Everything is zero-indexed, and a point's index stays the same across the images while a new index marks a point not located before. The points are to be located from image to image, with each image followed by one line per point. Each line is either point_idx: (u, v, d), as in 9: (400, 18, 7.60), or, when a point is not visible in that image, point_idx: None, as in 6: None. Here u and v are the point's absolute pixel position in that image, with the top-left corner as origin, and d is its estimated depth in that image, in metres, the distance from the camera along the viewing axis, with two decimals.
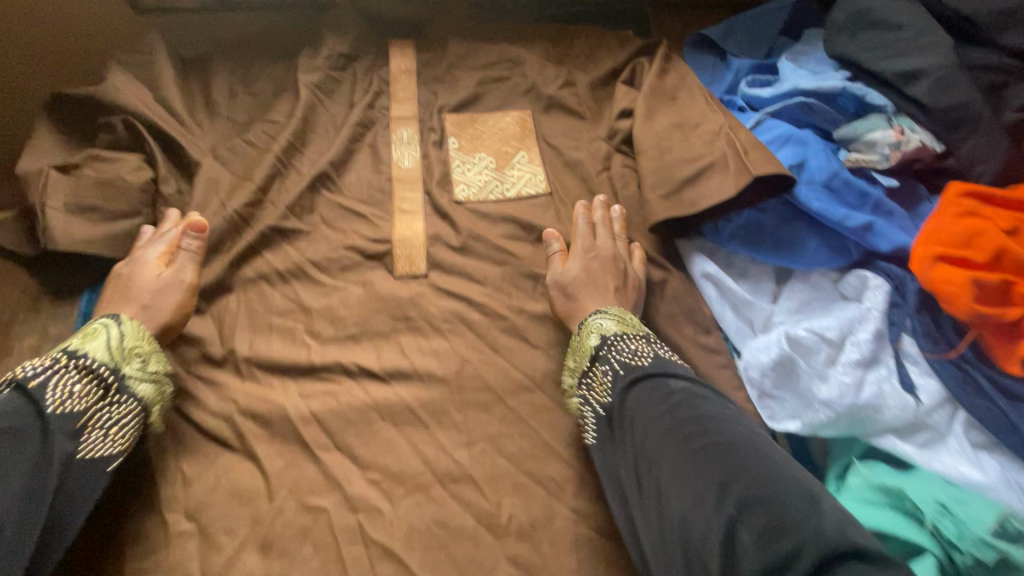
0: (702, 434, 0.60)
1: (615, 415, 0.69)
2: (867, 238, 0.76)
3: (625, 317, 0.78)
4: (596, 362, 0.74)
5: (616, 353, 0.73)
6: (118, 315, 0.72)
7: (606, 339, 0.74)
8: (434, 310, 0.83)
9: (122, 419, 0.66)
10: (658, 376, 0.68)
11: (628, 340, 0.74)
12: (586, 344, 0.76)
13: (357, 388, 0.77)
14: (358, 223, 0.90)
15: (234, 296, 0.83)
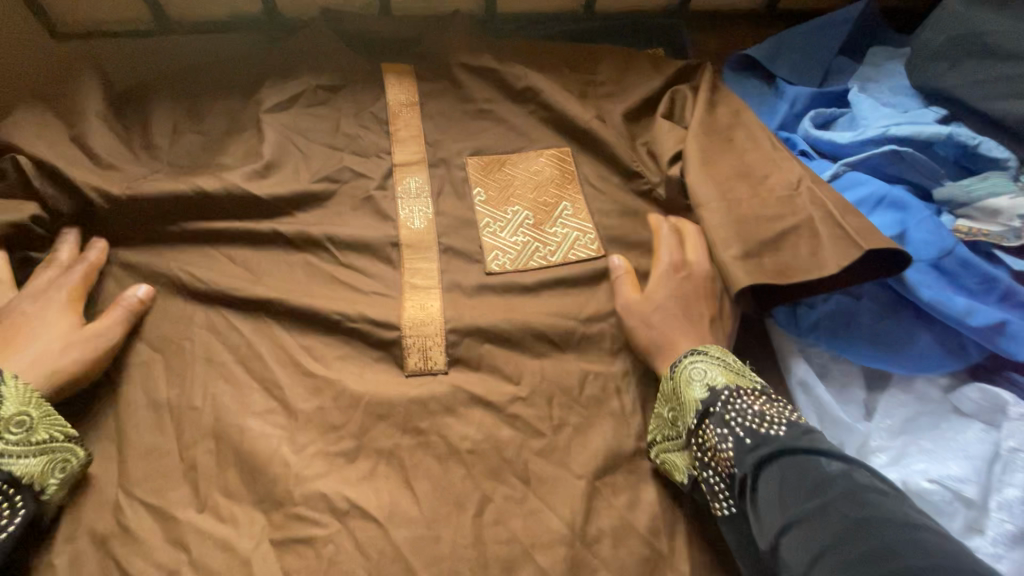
0: (875, 531, 0.46)
1: (741, 491, 0.54)
2: (996, 341, 0.58)
3: (728, 360, 0.63)
4: (707, 421, 0.59)
5: (742, 415, 0.57)
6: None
7: (718, 395, 0.59)
8: (437, 426, 0.62)
9: (6, 507, 0.51)
10: (810, 450, 0.53)
11: (745, 396, 0.59)
12: (691, 402, 0.60)
13: (332, 549, 0.55)
14: (336, 300, 0.68)
15: (163, 408, 0.62)
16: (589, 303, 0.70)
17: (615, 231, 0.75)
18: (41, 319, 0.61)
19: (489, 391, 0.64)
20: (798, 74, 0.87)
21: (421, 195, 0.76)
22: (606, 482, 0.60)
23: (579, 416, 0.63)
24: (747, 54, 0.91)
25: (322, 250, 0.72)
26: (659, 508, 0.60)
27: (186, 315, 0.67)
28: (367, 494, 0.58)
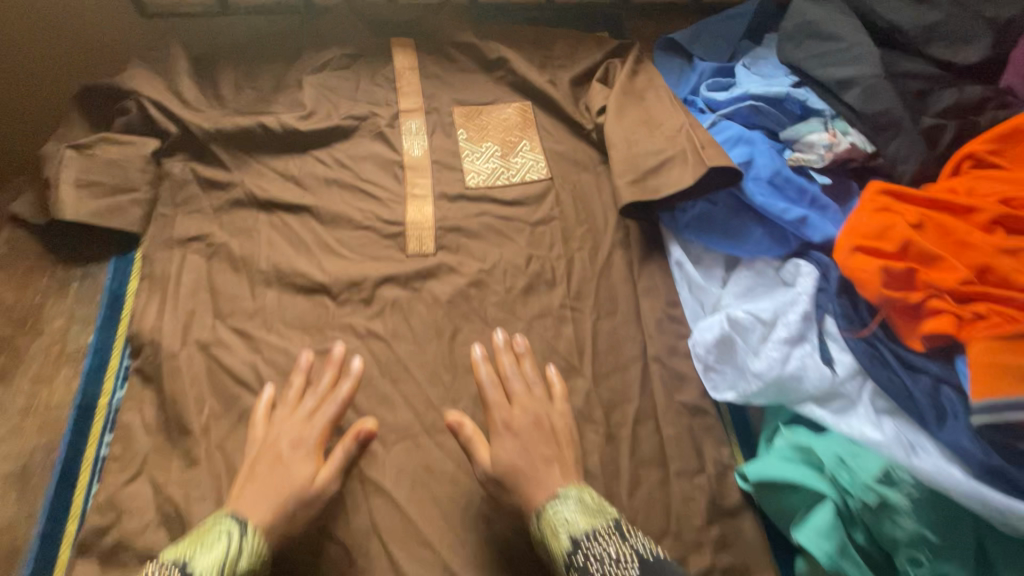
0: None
1: None
2: (802, 229, 0.85)
3: (591, 499, 0.69)
4: (575, 559, 0.64)
5: (599, 561, 0.63)
6: (242, 515, 0.65)
7: (579, 541, 0.65)
8: (426, 282, 0.89)
9: None
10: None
11: (603, 537, 0.65)
12: (560, 540, 0.65)
13: (362, 349, 0.83)
14: (360, 203, 0.97)
15: (239, 267, 0.88)
16: (538, 210, 0.98)
17: (559, 165, 1.03)
18: (287, 469, 0.69)
19: (463, 264, 0.92)
20: (710, 53, 1.14)
21: (418, 134, 1.04)
22: (539, 320, 0.88)
23: (523, 282, 0.91)
24: (672, 38, 1.17)
25: (345, 171, 0.99)
26: (575, 339, 0.87)
27: (248, 211, 0.93)
28: (376, 325, 0.85)
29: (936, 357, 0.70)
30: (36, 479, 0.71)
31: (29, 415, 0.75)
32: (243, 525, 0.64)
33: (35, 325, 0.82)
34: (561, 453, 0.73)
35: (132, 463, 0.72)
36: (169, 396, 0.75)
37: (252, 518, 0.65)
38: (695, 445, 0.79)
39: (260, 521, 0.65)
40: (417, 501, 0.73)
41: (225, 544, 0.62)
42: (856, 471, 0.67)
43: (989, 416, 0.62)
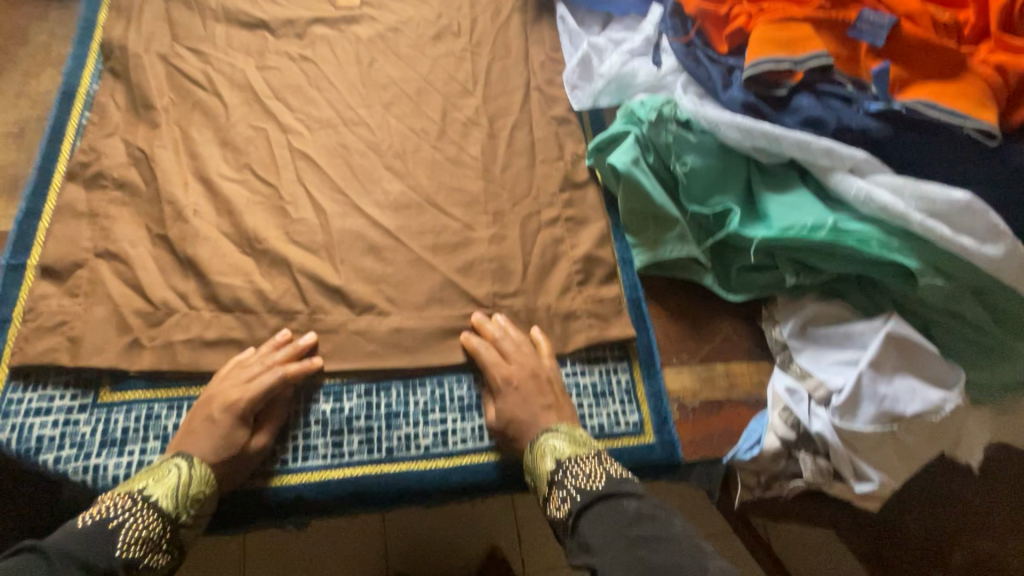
0: (655, 533, 0.60)
1: (572, 522, 0.65)
2: None
3: (578, 435, 0.73)
4: (553, 487, 0.68)
5: (571, 477, 0.67)
6: (191, 455, 0.67)
7: (562, 464, 0.69)
8: (351, 27, 1.07)
9: (143, 531, 0.60)
10: (599, 501, 0.64)
11: (583, 463, 0.69)
12: (540, 476, 0.70)
13: (295, 68, 1.02)
14: None
15: (193, 5, 1.05)
16: None
17: None
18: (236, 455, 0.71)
19: (384, 17, 1.09)
20: None
21: None
22: (444, 59, 1.07)
23: (433, 31, 1.09)
24: None
25: None
26: (472, 73, 1.06)
27: None
28: (307, 52, 1.04)
29: (734, 54, 0.91)
30: (31, 137, 0.91)
31: (22, 96, 0.94)
32: (193, 466, 0.66)
33: (23, 39, 0.99)
34: (557, 399, 0.77)
35: (107, 126, 0.91)
36: (136, 85, 0.94)
37: (199, 450, 0.68)
38: (558, 142, 1.00)
39: (202, 453, 0.68)
40: (333, 164, 0.94)
41: (177, 475, 0.65)
42: (649, 100, 0.87)
43: (753, 69, 0.83)
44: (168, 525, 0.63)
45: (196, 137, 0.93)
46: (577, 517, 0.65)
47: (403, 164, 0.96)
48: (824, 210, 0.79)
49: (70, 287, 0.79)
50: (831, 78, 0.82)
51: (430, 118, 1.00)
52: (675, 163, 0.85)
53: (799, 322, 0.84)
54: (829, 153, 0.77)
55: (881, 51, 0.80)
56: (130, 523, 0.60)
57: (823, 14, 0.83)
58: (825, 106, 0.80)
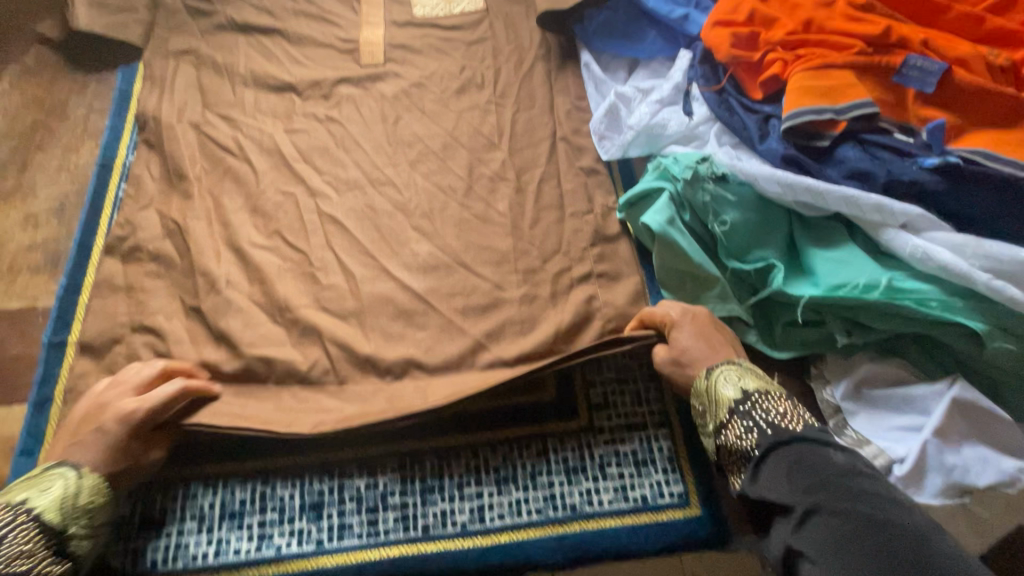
0: (867, 489, 0.56)
1: (752, 463, 0.64)
2: (685, 26, 1.00)
3: (761, 374, 0.72)
4: (734, 416, 0.68)
5: (762, 413, 0.67)
6: (76, 464, 0.65)
7: (749, 396, 0.68)
8: (376, 84, 1.08)
9: (25, 545, 0.59)
10: (799, 442, 0.62)
11: (772, 401, 0.68)
12: (720, 401, 0.70)
13: (323, 129, 1.02)
14: (332, 29, 1.14)
15: (224, 71, 1.07)
16: (474, 34, 1.16)
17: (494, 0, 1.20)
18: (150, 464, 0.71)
19: (408, 72, 1.10)
20: None
21: None
22: (470, 113, 1.06)
23: (457, 85, 1.09)
24: None
25: (309, 6, 1.17)
26: (498, 125, 1.05)
27: (229, 34, 1.12)
28: (334, 112, 1.04)
29: (770, 100, 0.88)
30: (71, 212, 0.94)
31: (63, 171, 0.97)
32: (78, 474, 0.64)
33: (63, 114, 1.03)
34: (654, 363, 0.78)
35: (142, 198, 0.93)
36: (169, 156, 0.96)
37: (89, 462, 0.66)
38: (588, 194, 0.98)
39: (94, 467, 0.66)
40: (362, 227, 0.94)
41: (63, 484, 0.63)
42: (683, 158, 0.84)
43: (792, 120, 0.79)
44: (52, 537, 0.61)
45: (227, 204, 0.94)
46: (764, 452, 0.63)
47: (431, 224, 0.95)
48: (876, 268, 0.75)
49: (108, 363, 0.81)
50: (877, 126, 0.79)
51: (456, 174, 1.00)
52: (714, 222, 0.82)
53: (852, 383, 0.79)
54: (879, 210, 0.73)
55: (931, 97, 0.76)
56: (6, 539, 0.59)
57: (864, 60, 0.79)
58: (873, 159, 0.76)
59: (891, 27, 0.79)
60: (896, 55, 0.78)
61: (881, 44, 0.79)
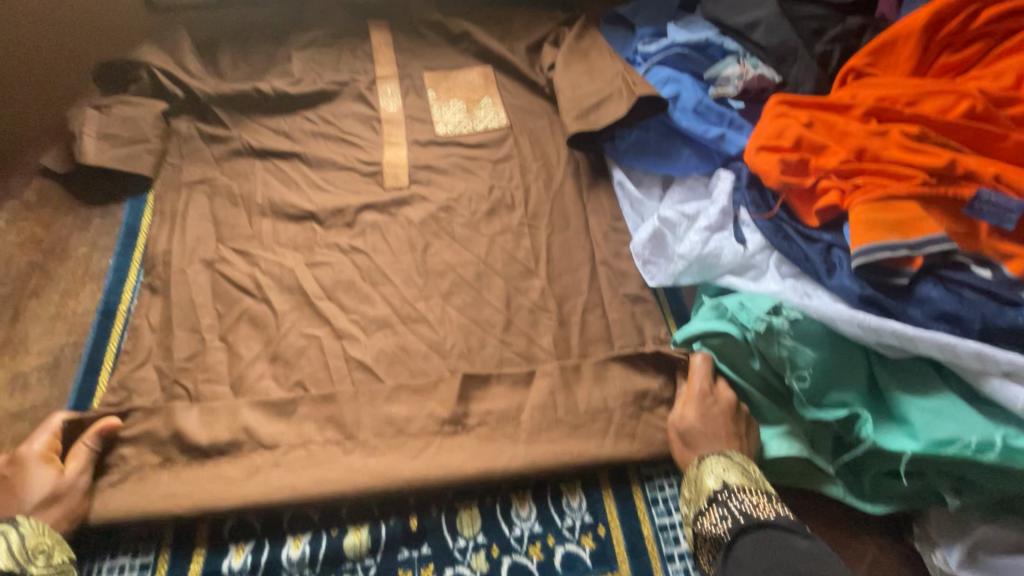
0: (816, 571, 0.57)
1: (724, 552, 0.65)
2: (722, 145, 0.98)
3: (749, 469, 0.72)
4: (713, 505, 0.69)
5: (739, 504, 0.67)
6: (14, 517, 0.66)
7: (727, 487, 0.70)
8: (402, 208, 1.03)
9: None
10: (773, 528, 0.63)
11: (751, 494, 0.69)
12: (704, 485, 0.72)
13: (348, 261, 0.96)
14: (353, 150, 1.11)
15: (241, 199, 1.01)
16: (499, 151, 1.13)
17: (517, 116, 1.18)
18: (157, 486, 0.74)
19: (434, 193, 1.05)
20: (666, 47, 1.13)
21: (393, 95, 1.19)
22: (501, 236, 1.01)
23: (486, 206, 1.04)
24: (632, 48, 1.21)
25: (328, 127, 1.13)
26: (532, 249, 0.99)
27: (245, 159, 1.07)
28: (358, 242, 0.98)
29: (828, 228, 0.84)
30: (66, 369, 0.84)
31: (59, 320, 0.88)
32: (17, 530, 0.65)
33: (63, 253, 0.95)
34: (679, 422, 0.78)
35: (149, 351, 0.84)
36: (181, 302, 0.88)
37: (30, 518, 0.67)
38: (636, 324, 0.91)
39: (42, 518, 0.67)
40: (393, 373, 0.85)
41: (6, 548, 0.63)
42: (752, 307, 0.78)
43: (864, 257, 0.75)
44: None
45: (244, 352, 0.85)
46: (733, 536, 0.65)
47: (470, 365, 0.86)
48: (984, 422, 0.68)
49: (122, 558, 0.72)
50: (954, 261, 0.74)
51: (493, 306, 0.92)
52: (792, 376, 0.75)
53: (967, 550, 0.69)
54: (980, 358, 0.67)
55: (1011, 233, 0.73)
56: None
57: (930, 192, 0.75)
58: (959, 301, 0.71)
59: (956, 159, 0.75)
60: (966, 188, 0.74)
61: (947, 175, 0.76)
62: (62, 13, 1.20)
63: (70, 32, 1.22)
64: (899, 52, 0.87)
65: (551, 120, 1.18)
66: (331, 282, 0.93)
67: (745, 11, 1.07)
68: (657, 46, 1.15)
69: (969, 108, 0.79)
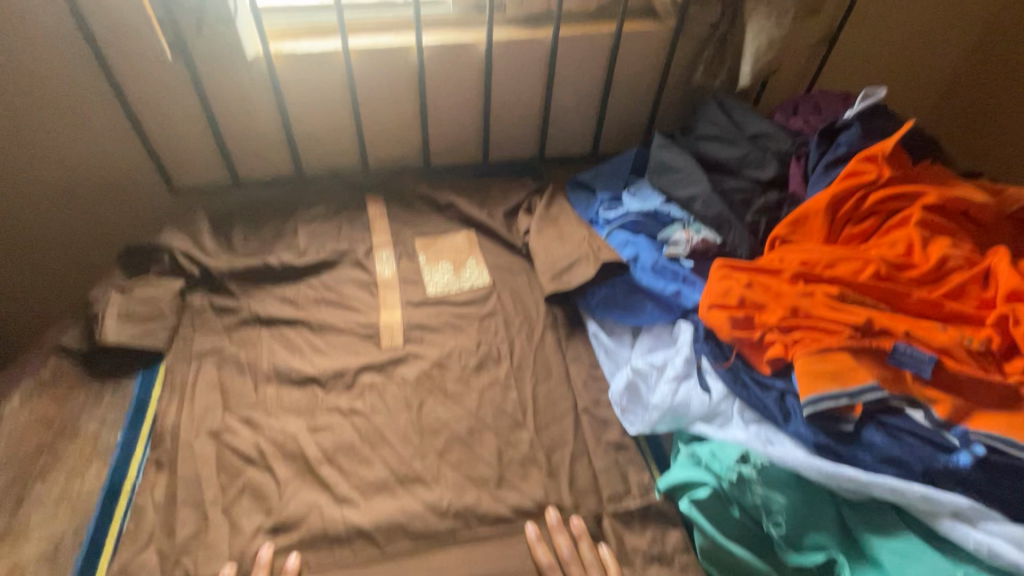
0: None
1: None
2: (679, 299, 1.13)
3: None
4: None
5: None
6: None
7: None
8: (397, 367, 1.12)
9: None
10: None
11: None
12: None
13: (348, 423, 1.02)
14: (352, 313, 1.22)
15: (247, 366, 1.10)
16: (484, 307, 1.25)
17: (499, 274, 1.33)
18: None
19: (426, 350, 1.15)
20: (623, 214, 1.33)
21: (388, 260, 1.34)
22: (490, 389, 1.09)
23: (475, 360, 1.14)
24: (593, 215, 1.42)
25: (329, 293, 1.26)
26: (519, 401, 1.07)
27: (253, 327, 1.17)
28: (358, 403, 1.05)
29: (779, 375, 0.95)
30: (66, 557, 0.84)
31: (63, 503, 0.90)
32: None
33: (73, 431, 0.99)
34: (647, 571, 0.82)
35: (151, 533, 0.86)
36: (187, 477, 0.92)
37: None
38: (621, 472, 0.97)
39: None
40: (392, 539, 0.88)
41: None
42: (721, 456, 0.85)
43: (812, 406, 0.85)
44: None
45: (246, 525, 0.88)
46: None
47: (466, 526, 0.90)
48: (945, 562, 0.74)
49: None
50: (889, 405, 0.84)
51: (485, 461, 0.98)
52: (768, 523, 0.81)
53: None
54: (927, 501, 0.75)
55: (930, 380, 0.84)
56: None
57: (858, 345, 0.88)
58: (901, 445, 0.80)
59: (871, 317, 0.90)
60: (885, 341, 0.88)
61: (868, 330, 0.89)
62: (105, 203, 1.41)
63: (110, 215, 1.43)
64: (813, 223, 1.06)
65: (529, 277, 1.33)
66: (332, 446, 0.98)
67: (684, 185, 1.28)
68: (615, 213, 1.35)
69: (875, 272, 0.96)
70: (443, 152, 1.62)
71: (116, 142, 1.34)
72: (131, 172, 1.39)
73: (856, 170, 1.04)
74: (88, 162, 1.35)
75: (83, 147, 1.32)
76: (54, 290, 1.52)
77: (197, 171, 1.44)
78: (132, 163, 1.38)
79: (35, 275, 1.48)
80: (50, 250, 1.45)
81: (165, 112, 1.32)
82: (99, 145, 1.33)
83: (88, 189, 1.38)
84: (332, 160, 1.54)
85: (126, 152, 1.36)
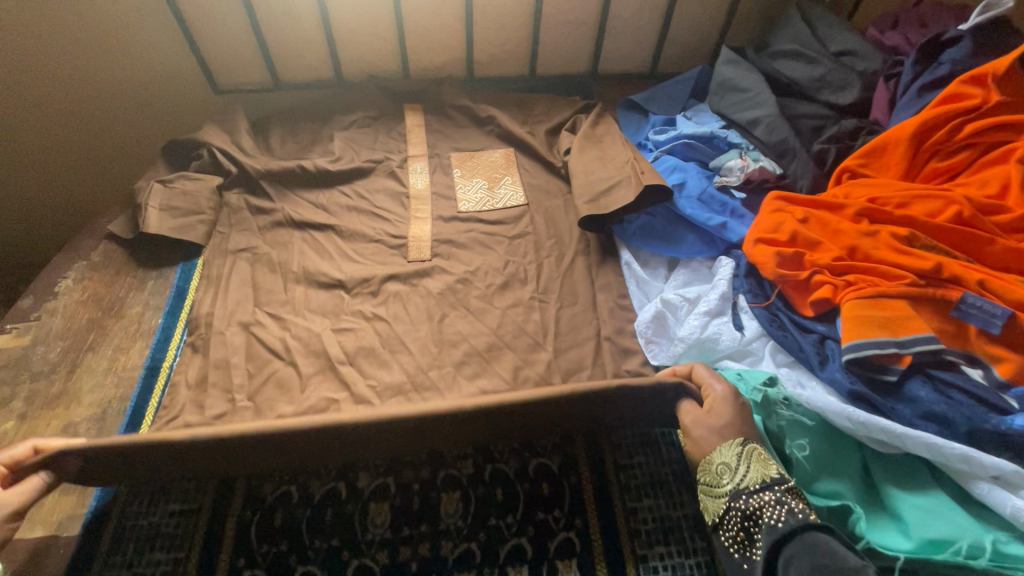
0: None
1: None
2: (723, 232, 1.05)
3: None
4: None
5: None
6: None
7: None
8: (424, 281, 1.11)
9: None
10: (814, 530, 0.61)
11: None
12: (747, 475, 0.69)
13: (371, 328, 1.04)
14: (384, 224, 1.21)
15: (279, 266, 1.12)
16: (516, 227, 1.21)
17: (535, 194, 1.27)
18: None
19: (452, 266, 1.14)
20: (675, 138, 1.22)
21: (422, 172, 1.30)
22: (512, 310, 1.07)
23: (501, 280, 1.11)
24: (641, 137, 1.32)
25: (362, 201, 1.25)
26: (541, 323, 1.05)
27: (286, 229, 1.18)
28: (380, 310, 1.06)
29: (822, 319, 0.88)
30: (111, 421, 0.92)
31: (110, 374, 0.98)
32: None
33: (118, 311, 1.06)
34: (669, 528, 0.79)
35: (179, 409, 0.92)
36: (217, 364, 0.97)
37: None
38: None
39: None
40: None
41: None
42: (748, 380, 0.84)
43: (853, 352, 0.79)
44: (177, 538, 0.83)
45: (269, 412, 0.93)
46: (787, 532, 0.63)
47: None
48: (975, 524, 0.69)
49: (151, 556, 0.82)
50: (943, 359, 0.78)
51: (501, 377, 0.98)
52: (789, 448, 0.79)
53: None
54: (967, 461, 0.69)
55: (998, 337, 0.76)
56: None
57: (918, 292, 0.79)
58: (947, 401, 0.74)
59: (942, 264, 0.80)
60: (952, 290, 0.78)
61: (934, 278, 0.80)
62: (153, 97, 1.41)
63: (160, 111, 1.44)
64: (891, 155, 0.93)
65: (566, 201, 1.26)
66: (354, 349, 1.01)
67: (745, 109, 1.15)
68: (667, 137, 1.24)
69: (956, 214, 0.84)
70: (488, 62, 1.52)
71: (160, 30, 1.31)
72: (175, 71, 1.38)
73: (955, 95, 0.90)
74: (132, 57, 1.33)
75: (128, 35, 1.30)
76: (83, 191, 1.50)
77: (240, 73, 1.43)
78: (175, 55, 1.36)
79: (69, 173, 1.46)
80: (84, 149, 1.43)
81: (207, 4, 1.28)
82: (143, 35, 1.31)
83: (132, 82, 1.37)
84: (373, 64, 1.47)
85: (168, 40, 1.33)
